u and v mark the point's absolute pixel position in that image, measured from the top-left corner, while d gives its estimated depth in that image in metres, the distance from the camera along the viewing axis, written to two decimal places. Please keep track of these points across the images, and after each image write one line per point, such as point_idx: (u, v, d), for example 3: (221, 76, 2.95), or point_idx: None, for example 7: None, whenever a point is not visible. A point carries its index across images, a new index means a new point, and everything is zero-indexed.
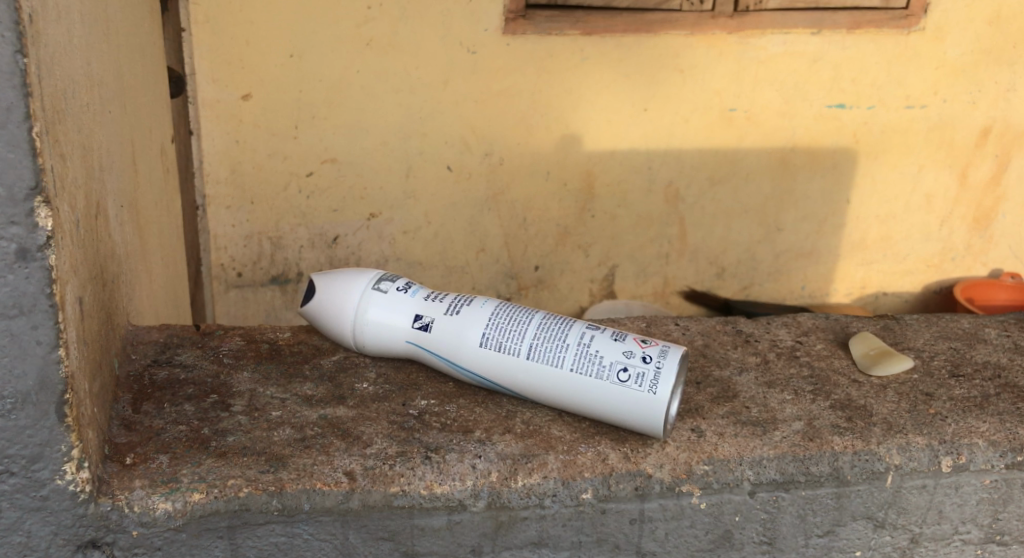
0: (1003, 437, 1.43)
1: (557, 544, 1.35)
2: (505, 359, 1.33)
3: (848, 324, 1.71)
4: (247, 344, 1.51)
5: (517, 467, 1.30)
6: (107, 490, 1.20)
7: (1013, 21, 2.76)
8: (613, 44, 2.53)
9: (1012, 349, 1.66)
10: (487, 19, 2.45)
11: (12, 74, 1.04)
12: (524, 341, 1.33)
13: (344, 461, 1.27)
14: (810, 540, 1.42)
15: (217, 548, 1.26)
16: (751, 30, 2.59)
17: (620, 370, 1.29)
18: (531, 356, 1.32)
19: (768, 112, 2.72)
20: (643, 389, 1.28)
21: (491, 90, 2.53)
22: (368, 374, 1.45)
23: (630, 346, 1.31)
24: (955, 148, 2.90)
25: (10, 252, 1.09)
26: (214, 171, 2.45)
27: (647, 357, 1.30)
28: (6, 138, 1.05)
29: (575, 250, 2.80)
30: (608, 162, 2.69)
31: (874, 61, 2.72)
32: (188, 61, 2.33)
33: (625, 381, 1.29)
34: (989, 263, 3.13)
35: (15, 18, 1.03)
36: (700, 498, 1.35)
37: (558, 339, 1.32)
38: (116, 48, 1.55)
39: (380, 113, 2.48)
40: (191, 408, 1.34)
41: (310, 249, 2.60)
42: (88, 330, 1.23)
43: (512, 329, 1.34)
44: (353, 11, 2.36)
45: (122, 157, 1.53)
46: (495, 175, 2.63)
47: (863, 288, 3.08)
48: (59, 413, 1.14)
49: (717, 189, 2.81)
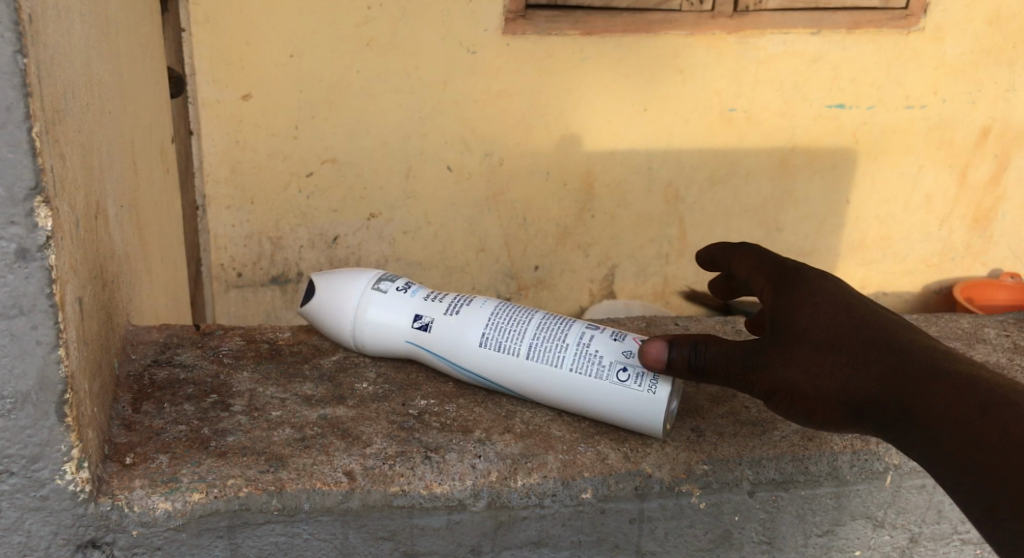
0: None
1: (557, 544, 1.35)
2: (504, 359, 1.33)
3: None
4: (247, 344, 1.51)
5: (517, 467, 1.29)
6: (107, 489, 1.20)
7: (1013, 22, 2.78)
8: (613, 44, 2.53)
9: (1012, 348, 1.66)
10: (487, 19, 2.44)
11: (12, 74, 1.03)
12: (525, 340, 1.33)
13: (344, 461, 1.27)
14: (810, 540, 1.43)
15: (217, 548, 1.26)
16: (751, 30, 2.59)
17: (619, 370, 1.29)
18: (531, 356, 1.32)
19: (768, 112, 2.72)
20: (643, 388, 1.28)
21: (491, 91, 2.53)
22: (368, 374, 1.45)
23: (630, 346, 1.31)
24: (955, 148, 2.91)
25: (10, 252, 1.08)
26: (213, 171, 2.45)
27: None
28: (6, 138, 1.05)
29: (575, 249, 2.80)
30: (609, 161, 2.69)
31: (874, 62, 2.72)
32: (188, 61, 2.32)
33: (625, 381, 1.29)
34: (989, 262, 3.16)
35: (15, 19, 1.02)
36: (699, 497, 1.35)
37: (557, 339, 1.32)
38: (116, 47, 1.55)
39: (380, 113, 2.48)
40: (191, 408, 1.33)
41: (310, 249, 2.61)
42: (88, 330, 1.23)
43: (512, 329, 1.34)
44: (354, 11, 2.36)
45: (122, 158, 1.53)
46: (495, 175, 2.63)
47: (863, 288, 3.10)
48: (59, 413, 1.13)
49: (717, 189, 2.81)
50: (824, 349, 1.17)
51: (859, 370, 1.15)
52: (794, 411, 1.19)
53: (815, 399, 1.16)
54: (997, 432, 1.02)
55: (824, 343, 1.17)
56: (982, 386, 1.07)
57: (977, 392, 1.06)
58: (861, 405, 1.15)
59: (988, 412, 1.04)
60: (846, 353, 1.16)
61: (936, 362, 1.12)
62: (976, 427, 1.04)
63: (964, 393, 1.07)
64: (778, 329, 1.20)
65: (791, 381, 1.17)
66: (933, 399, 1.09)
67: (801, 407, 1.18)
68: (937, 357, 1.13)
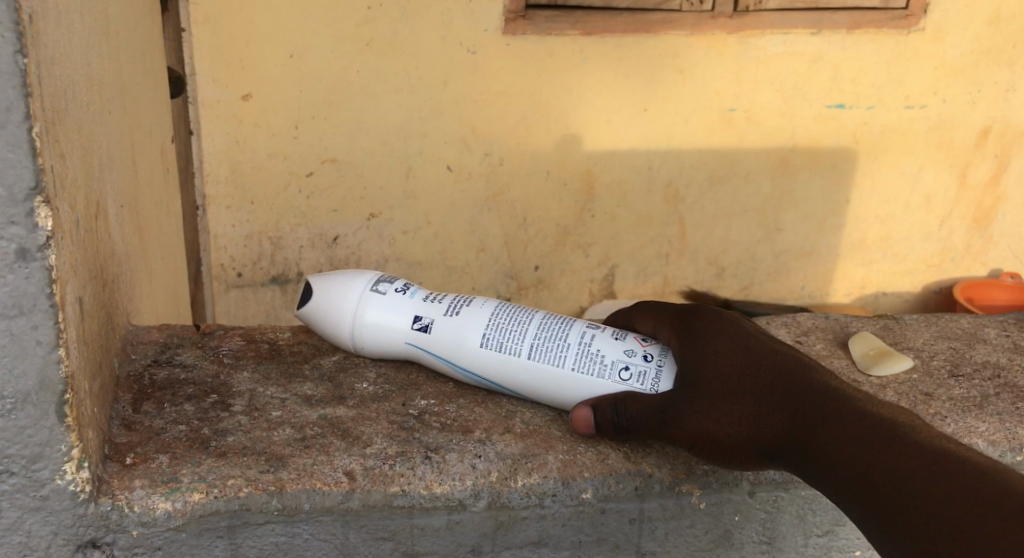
0: (1003, 437, 1.42)
1: (557, 544, 1.35)
2: (506, 358, 1.33)
3: (848, 324, 1.71)
4: (247, 344, 1.51)
5: (517, 467, 1.29)
6: (107, 489, 1.20)
7: (1013, 22, 2.77)
8: (613, 44, 2.53)
9: (1012, 348, 1.65)
10: (487, 20, 2.44)
11: (12, 74, 1.03)
12: (526, 340, 1.32)
13: (344, 461, 1.27)
14: (810, 540, 1.43)
15: (217, 548, 1.26)
16: (751, 30, 2.59)
17: (621, 369, 1.29)
18: (533, 355, 1.32)
19: (768, 112, 2.72)
20: (646, 386, 1.28)
21: (491, 91, 2.53)
22: (368, 374, 1.45)
23: (631, 345, 1.31)
24: (956, 148, 2.92)
25: (10, 252, 1.08)
26: (213, 171, 2.45)
27: (648, 356, 1.29)
28: (6, 138, 1.05)
29: (575, 249, 2.80)
30: (608, 162, 2.69)
31: (874, 62, 2.72)
32: (188, 61, 2.32)
33: (628, 380, 1.28)
34: (989, 263, 3.16)
35: (15, 18, 1.02)
36: (700, 497, 1.36)
37: (559, 338, 1.32)
38: (116, 47, 1.55)
39: (380, 113, 2.48)
40: (191, 408, 1.33)
41: (310, 250, 2.61)
42: (88, 330, 1.23)
43: (513, 329, 1.34)
44: (354, 11, 2.36)
45: (122, 158, 1.53)
46: (495, 175, 2.63)
47: (863, 288, 3.10)
48: (59, 413, 1.13)
49: (717, 190, 2.81)
50: (729, 396, 1.20)
51: (766, 414, 1.18)
52: (712, 457, 1.23)
53: (729, 445, 1.20)
54: (882, 467, 1.06)
55: (731, 391, 1.20)
56: (871, 424, 1.11)
57: (867, 428, 1.10)
58: (769, 448, 1.18)
59: (876, 448, 1.08)
60: (750, 399, 1.20)
61: (833, 399, 1.16)
62: (862, 461, 1.08)
63: (856, 430, 1.11)
64: (686, 378, 1.23)
65: (703, 430, 1.21)
66: (832, 437, 1.12)
67: (719, 452, 1.22)
68: (832, 393, 1.16)
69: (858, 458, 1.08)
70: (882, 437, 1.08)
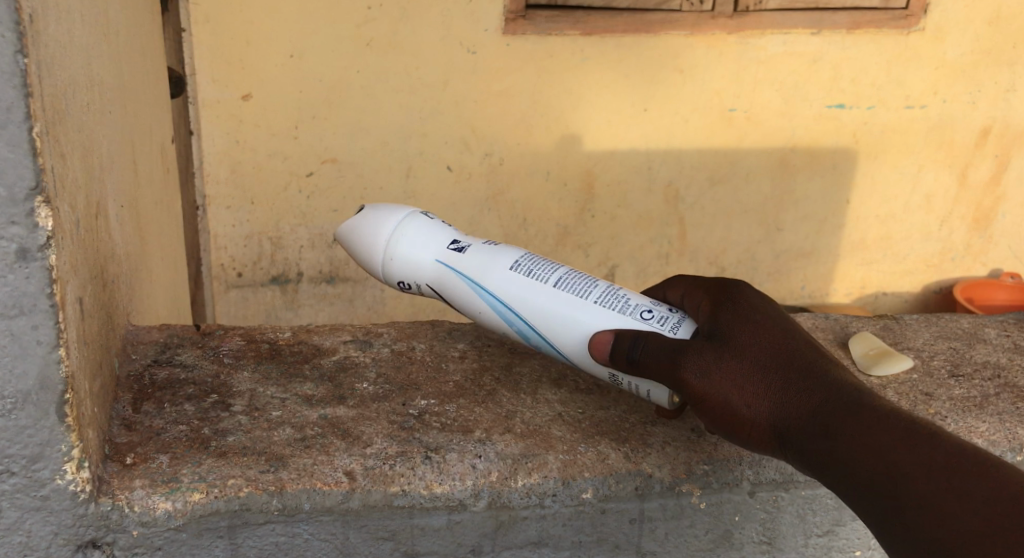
0: (1003, 437, 1.42)
1: (557, 544, 1.35)
2: (532, 283, 1.27)
3: (848, 324, 1.71)
4: (247, 344, 1.50)
5: (517, 467, 1.29)
6: (107, 489, 1.20)
7: (1013, 22, 2.77)
8: (613, 44, 2.53)
9: (1012, 348, 1.65)
10: (487, 19, 2.44)
11: (12, 74, 1.03)
12: (556, 274, 1.28)
13: (344, 461, 1.27)
14: (810, 540, 1.44)
15: (217, 548, 1.26)
16: (751, 30, 2.59)
17: (644, 310, 1.22)
18: (559, 285, 1.26)
19: (768, 112, 2.72)
20: (664, 327, 1.19)
21: (491, 90, 2.53)
22: (368, 374, 1.45)
23: (657, 301, 1.25)
24: (956, 148, 2.92)
25: (10, 252, 1.08)
26: (213, 171, 2.45)
27: (673, 309, 1.23)
28: (6, 138, 1.04)
29: (575, 249, 2.80)
30: (608, 161, 2.69)
31: (875, 62, 2.72)
32: (188, 61, 2.32)
33: (648, 319, 1.21)
34: (989, 262, 3.17)
35: (15, 18, 1.02)
36: (700, 497, 1.36)
37: (588, 279, 1.27)
38: (116, 47, 1.54)
39: (380, 113, 2.48)
40: (191, 408, 1.33)
41: (310, 249, 2.62)
42: (88, 330, 1.23)
43: (546, 264, 1.29)
44: (354, 11, 2.36)
45: (122, 157, 1.53)
46: (495, 175, 2.63)
47: (863, 288, 3.10)
48: (59, 413, 1.13)
49: (717, 189, 2.81)
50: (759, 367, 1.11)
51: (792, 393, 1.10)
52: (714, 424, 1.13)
53: (745, 416, 1.11)
54: (917, 468, 0.98)
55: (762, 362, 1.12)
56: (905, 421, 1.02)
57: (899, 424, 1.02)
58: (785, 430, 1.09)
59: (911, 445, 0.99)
60: (778, 375, 1.11)
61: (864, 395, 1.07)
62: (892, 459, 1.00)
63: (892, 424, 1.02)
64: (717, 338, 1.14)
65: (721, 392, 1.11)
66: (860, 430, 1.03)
67: (728, 421, 1.12)
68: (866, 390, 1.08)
69: (890, 453, 1.00)
70: (918, 435, 1.00)
